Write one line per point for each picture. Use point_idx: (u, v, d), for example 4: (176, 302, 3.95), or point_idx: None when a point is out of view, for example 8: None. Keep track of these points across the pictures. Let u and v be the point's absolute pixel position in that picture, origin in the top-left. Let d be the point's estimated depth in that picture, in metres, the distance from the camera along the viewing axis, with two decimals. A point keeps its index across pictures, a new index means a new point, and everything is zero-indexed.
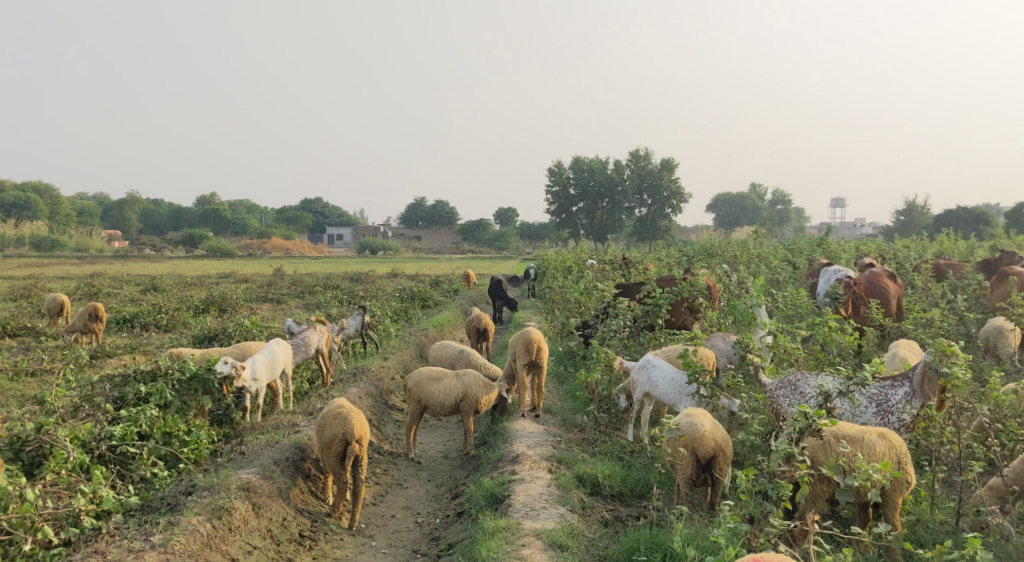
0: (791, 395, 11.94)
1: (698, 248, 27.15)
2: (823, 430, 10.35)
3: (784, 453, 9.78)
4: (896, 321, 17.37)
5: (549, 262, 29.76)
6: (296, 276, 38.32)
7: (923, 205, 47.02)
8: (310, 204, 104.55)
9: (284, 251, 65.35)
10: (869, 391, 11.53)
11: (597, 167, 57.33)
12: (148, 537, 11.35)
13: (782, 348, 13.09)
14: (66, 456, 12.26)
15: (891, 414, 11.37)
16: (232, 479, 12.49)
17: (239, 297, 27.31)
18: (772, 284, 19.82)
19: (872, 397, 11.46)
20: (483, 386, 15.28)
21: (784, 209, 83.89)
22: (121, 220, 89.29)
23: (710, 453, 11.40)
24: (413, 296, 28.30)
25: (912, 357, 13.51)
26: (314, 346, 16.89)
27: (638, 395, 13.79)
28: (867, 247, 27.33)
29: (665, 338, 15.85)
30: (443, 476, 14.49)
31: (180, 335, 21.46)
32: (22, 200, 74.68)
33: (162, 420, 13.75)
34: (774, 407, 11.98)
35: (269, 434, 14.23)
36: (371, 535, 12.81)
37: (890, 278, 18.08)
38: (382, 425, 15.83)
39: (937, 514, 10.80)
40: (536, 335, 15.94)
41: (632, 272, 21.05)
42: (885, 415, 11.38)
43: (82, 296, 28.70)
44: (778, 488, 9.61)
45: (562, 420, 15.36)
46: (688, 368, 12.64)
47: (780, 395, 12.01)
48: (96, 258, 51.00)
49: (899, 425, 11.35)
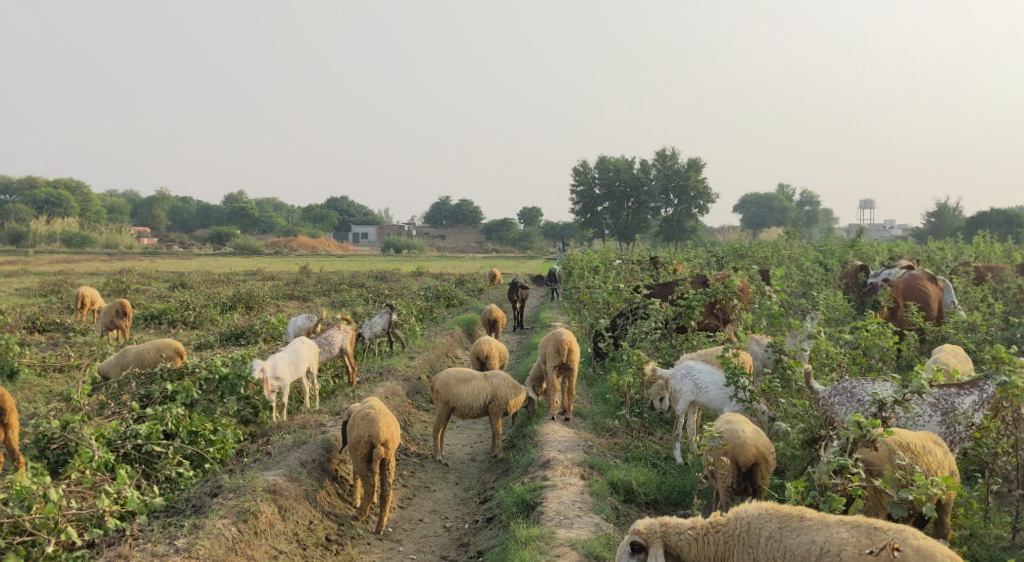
0: (848, 402, 11.51)
1: (728, 247, 26.67)
2: (883, 441, 10.06)
3: (837, 465, 9.59)
4: (937, 325, 16.93)
5: (575, 260, 29.43)
6: (321, 273, 38.20)
7: (954, 207, 46.30)
8: (336, 201, 104.80)
9: (310, 248, 65.31)
10: (927, 399, 11.08)
11: (623, 166, 56.77)
12: (173, 541, 11.08)
13: (824, 353, 12.61)
14: (91, 455, 12.12)
15: (956, 423, 10.97)
16: (259, 480, 12.27)
17: (267, 294, 27.25)
18: (805, 286, 19.37)
19: (935, 405, 11.06)
20: (512, 388, 14.96)
21: (812, 209, 83.04)
22: (150, 217, 89.96)
23: (750, 461, 11.06)
24: (439, 295, 28.14)
25: (956, 363, 13.13)
26: (338, 345, 16.71)
27: (681, 404, 13.31)
28: (900, 249, 26.73)
29: (699, 340, 15.49)
30: (471, 479, 14.23)
31: (206, 332, 21.37)
32: (53, 198, 75.72)
33: (188, 419, 13.58)
34: (829, 414, 11.55)
35: (295, 434, 14.00)
36: (400, 539, 12.56)
37: (931, 282, 17.51)
38: (409, 426, 15.57)
39: (991, 528, 10.42)
40: (567, 336, 15.59)
41: (661, 273, 20.69)
42: (950, 425, 10.98)
43: (111, 292, 28.75)
44: (831, 502, 9.46)
45: (593, 424, 15.04)
46: (727, 369, 12.48)
47: (836, 403, 11.57)
48: (125, 255, 51.20)
49: (964, 435, 10.96)
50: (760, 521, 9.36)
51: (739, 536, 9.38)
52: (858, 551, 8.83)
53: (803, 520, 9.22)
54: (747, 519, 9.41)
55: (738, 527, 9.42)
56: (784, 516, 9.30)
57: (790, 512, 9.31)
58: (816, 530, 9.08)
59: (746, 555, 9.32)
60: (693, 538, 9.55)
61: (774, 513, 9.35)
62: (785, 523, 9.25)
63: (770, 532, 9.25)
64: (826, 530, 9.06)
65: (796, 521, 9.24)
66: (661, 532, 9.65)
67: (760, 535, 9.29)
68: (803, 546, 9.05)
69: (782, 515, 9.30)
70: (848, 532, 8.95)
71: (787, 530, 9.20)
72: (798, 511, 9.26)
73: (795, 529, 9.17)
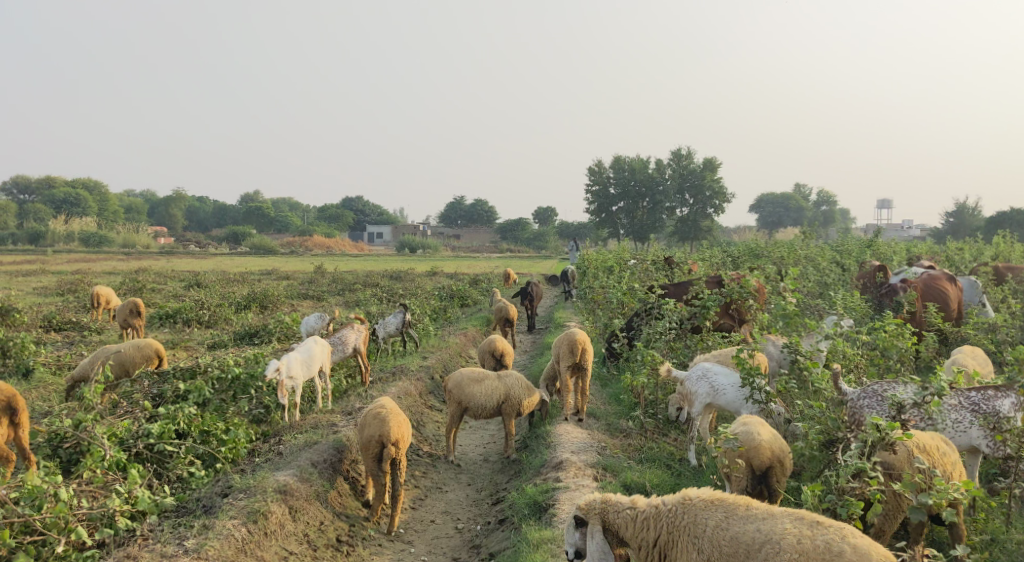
0: (877, 405, 11.29)
1: (744, 247, 26.44)
2: (902, 443, 9.99)
3: (855, 468, 9.47)
4: (956, 326, 16.72)
5: (590, 260, 29.26)
6: (336, 273, 38.15)
7: (973, 207, 45.90)
8: (351, 202, 104.89)
9: (325, 248, 65.36)
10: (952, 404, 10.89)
11: (639, 166, 56.53)
12: (182, 542, 11.03)
13: (841, 354, 12.45)
14: (103, 454, 12.11)
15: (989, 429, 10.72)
16: (269, 481, 12.19)
17: (282, 294, 27.22)
18: (822, 286, 19.17)
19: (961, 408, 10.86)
20: (525, 389, 14.83)
21: (829, 209, 82.48)
22: (166, 217, 90.24)
23: (766, 464, 10.91)
24: (453, 294, 28.03)
25: (976, 365, 12.91)
26: (352, 345, 16.63)
27: (697, 406, 13.14)
28: (919, 249, 26.44)
29: (714, 341, 15.32)
30: (483, 479, 14.11)
31: (221, 331, 21.35)
32: (72, 197, 76.21)
33: (200, 419, 13.51)
34: (856, 416, 11.30)
35: (308, 434, 13.92)
36: (411, 540, 12.46)
37: (950, 282, 17.30)
38: (422, 426, 15.47)
39: (1014, 533, 10.21)
40: (581, 336, 15.46)
41: (676, 273, 20.51)
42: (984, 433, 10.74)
43: (128, 290, 28.79)
44: (848, 506, 9.34)
45: (606, 425, 14.90)
46: (743, 369, 12.32)
47: (864, 405, 11.33)
48: (141, 254, 51.31)
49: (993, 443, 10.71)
50: (706, 508, 9.46)
51: (683, 522, 9.49)
52: (799, 544, 8.84)
53: (749, 509, 9.29)
54: (693, 506, 9.51)
55: (683, 514, 9.53)
56: (729, 505, 9.38)
57: (736, 502, 9.39)
58: (761, 520, 9.12)
59: (688, 541, 9.40)
60: (633, 520, 9.76)
61: (721, 502, 9.44)
62: (731, 512, 9.32)
63: (716, 520, 9.31)
64: (772, 520, 9.09)
65: (742, 510, 9.32)
66: (601, 509, 9.91)
67: (705, 523, 9.36)
68: (747, 533, 9.08)
69: (728, 504, 9.38)
70: (792, 524, 8.99)
71: (732, 519, 9.25)
72: (745, 501, 9.34)
73: (741, 518, 9.22)
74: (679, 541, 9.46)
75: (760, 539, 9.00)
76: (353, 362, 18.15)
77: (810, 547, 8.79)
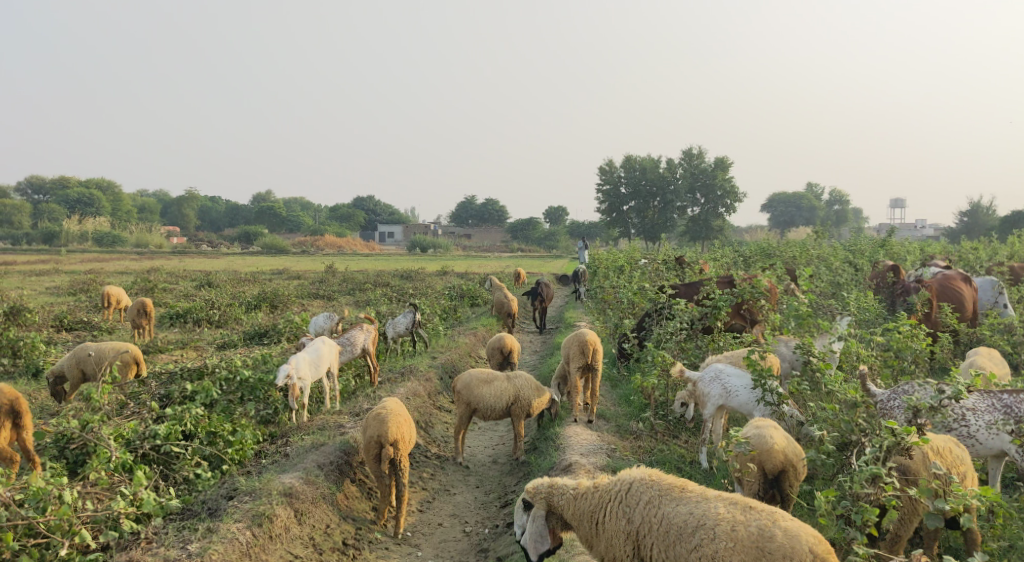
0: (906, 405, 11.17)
1: (755, 247, 26.20)
2: (917, 446, 9.88)
3: (871, 473, 9.29)
4: (971, 326, 16.48)
5: (600, 260, 29.05)
6: (347, 272, 38.01)
7: (988, 206, 45.47)
8: (363, 201, 104.84)
9: (337, 248, 65.26)
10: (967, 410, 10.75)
11: (649, 165, 56.26)
12: (186, 545, 10.92)
13: (854, 354, 12.24)
14: (109, 455, 12.05)
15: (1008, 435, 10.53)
16: (274, 484, 12.06)
17: (292, 294, 27.11)
18: (835, 286, 18.93)
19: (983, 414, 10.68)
20: (535, 390, 14.67)
21: (841, 209, 81.98)
22: (179, 217, 90.36)
23: (778, 467, 10.75)
24: (463, 295, 27.87)
25: (993, 367, 12.68)
26: (360, 345, 16.51)
27: (709, 408, 12.96)
28: (934, 249, 26.13)
29: (725, 341, 15.12)
30: (492, 481, 13.96)
31: (230, 331, 21.26)
32: (86, 198, 76.46)
33: (207, 420, 13.38)
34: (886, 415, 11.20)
35: (315, 435, 13.81)
36: (418, 544, 12.33)
37: (965, 282, 17.06)
38: (430, 427, 15.32)
39: None
40: (591, 336, 15.30)
41: (687, 272, 20.31)
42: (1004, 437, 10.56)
43: (139, 290, 28.73)
44: (863, 513, 9.19)
45: (616, 427, 14.71)
46: (755, 371, 12.14)
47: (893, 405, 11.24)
48: (154, 253, 51.32)
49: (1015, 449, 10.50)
50: (643, 486, 10.18)
51: (619, 495, 10.27)
52: (727, 525, 9.42)
53: (681, 491, 9.95)
54: (631, 485, 10.23)
55: (621, 492, 10.27)
56: (665, 486, 10.05)
57: (671, 483, 10.05)
58: (693, 502, 9.75)
59: (622, 513, 10.16)
60: (574, 497, 10.63)
61: (658, 482, 10.12)
62: (665, 491, 9.99)
63: (649, 497, 10.03)
64: (704, 504, 9.69)
65: (676, 491, 9.98)
66: (546, 493, 10.77)
67: (641, 499, 10.09)
68: (677, 512, 9.76)
69: (664, 485, 10.05)
70: (722, 508, 9.56)
71: (666, 498, 9.93)
72: (679, 484, 9.99)
73: (673, 499, 9.87)
74: (614, 513, 10.25)
75: (690, 520, 9.64)
76: (362, 362, 18.02)
77: (738, 528, 9.37)
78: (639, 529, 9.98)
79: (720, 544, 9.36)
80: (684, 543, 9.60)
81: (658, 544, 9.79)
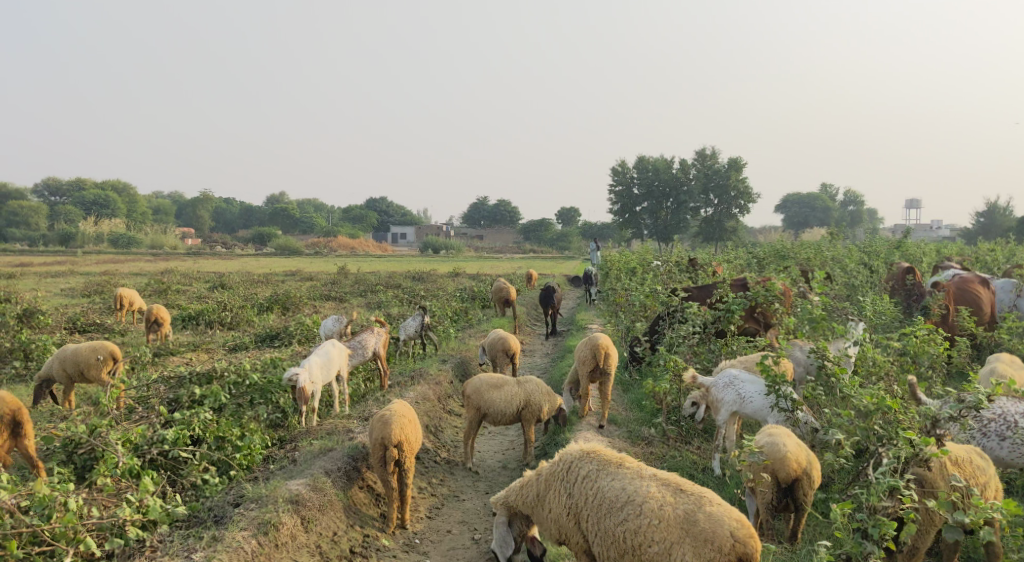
0: None
1: (769, 248, 25.93)
2: (936, 458, 9.68)
3: (888, 485, 9.10)
4: (989, 330, 16.23)
5: (613, 261, 28.82)
6: (359, 274, 37.94)
7: (1005, 207, 45.08)
8: (376, 202, 104.93)
9: (352, 249, 65.43)
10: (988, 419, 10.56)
11: (662, 166, 56.04)
12: (191, 554, 10.84)
13: (870, 360, 11.98)
14: (116, 460, 11.98)
15: None
16: (281, 490, 11.91)
17: (304, 296, 27.00)
18: (851, 289, 18.64)
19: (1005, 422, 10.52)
20: (545, 395, 14.48)
21: (855, 209, 81.49)
22: (194, 218, 90.64)
23: (791, 476, 10.55)
24: (475, 297, 27.71)
25: (1012, 373, 12.44)
26: (371, 348, 16.36)
27: (723, 414, 12.75)
28: (951, 251, 25.80)
29: (738, 345, 14.88)
30: (502, 487, 13.78)
31: (242, 333, 21.16)
32: (101, 199, 76.74)
33: (216, 424, 13.25)
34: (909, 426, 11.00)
35: (323, 440, 13.65)
36: (426, 551, 12.18)
37: (983, 285, 16.79)
38: (440, 432, 15.15)
39: None
40: (604, 341, 15.11)
41: (701, 274, 20.06)
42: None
43: (152, 293, 28.65)
44: (880, 526, 9.01)
45: (628, 432, 14.51)
46: (768, 377, 11.91)
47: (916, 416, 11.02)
48: (170, 255, 51.44)
49: None
50: (582, 460, 10.68)
51: (561, 472, 10.74)
52: (655, 501, 9.88)
53: (618, 466, 10.42)
54: (572, 461, 10.71)
55: (558, 468, 10.78)
56: (603, 460, 10.55)
57: (610, 458, 10.53)
58: (628, 479, 10.20)
59: (563, 488, 10.64)
60: (519, 485, 11.06)
61: (597, 457, 10.61)
62: (603, 466, 10.49)
63: (587, 472, 10.53)
64: (638, 481, 10.14)
65: (613, 466, 10.45)
66: (502, 499, 11.18)
67: (580, 474, 10.57)
68: (611, 484, 10.26)
69: (603, 460, 10.54)
70: (654, 486, 10.03)
71: (603, 473, 10.40)
72: (616, 459, 10.46)
73: (610, 473, 10.37)
74: (554, 486, 10.74)
75: (622, 492, 10.13)
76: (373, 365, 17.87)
77: (665, 505, 9.83)
78: (576, 502, 10.48)
79: (647, 522, 9.81)
80: (614, 515, 10.09)
81: (593, 514, 10.28)
